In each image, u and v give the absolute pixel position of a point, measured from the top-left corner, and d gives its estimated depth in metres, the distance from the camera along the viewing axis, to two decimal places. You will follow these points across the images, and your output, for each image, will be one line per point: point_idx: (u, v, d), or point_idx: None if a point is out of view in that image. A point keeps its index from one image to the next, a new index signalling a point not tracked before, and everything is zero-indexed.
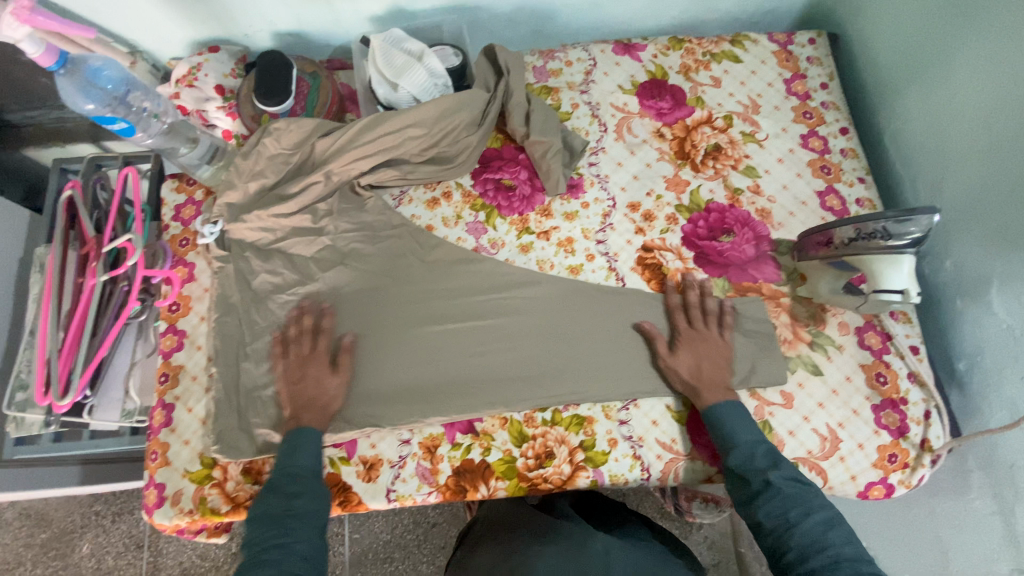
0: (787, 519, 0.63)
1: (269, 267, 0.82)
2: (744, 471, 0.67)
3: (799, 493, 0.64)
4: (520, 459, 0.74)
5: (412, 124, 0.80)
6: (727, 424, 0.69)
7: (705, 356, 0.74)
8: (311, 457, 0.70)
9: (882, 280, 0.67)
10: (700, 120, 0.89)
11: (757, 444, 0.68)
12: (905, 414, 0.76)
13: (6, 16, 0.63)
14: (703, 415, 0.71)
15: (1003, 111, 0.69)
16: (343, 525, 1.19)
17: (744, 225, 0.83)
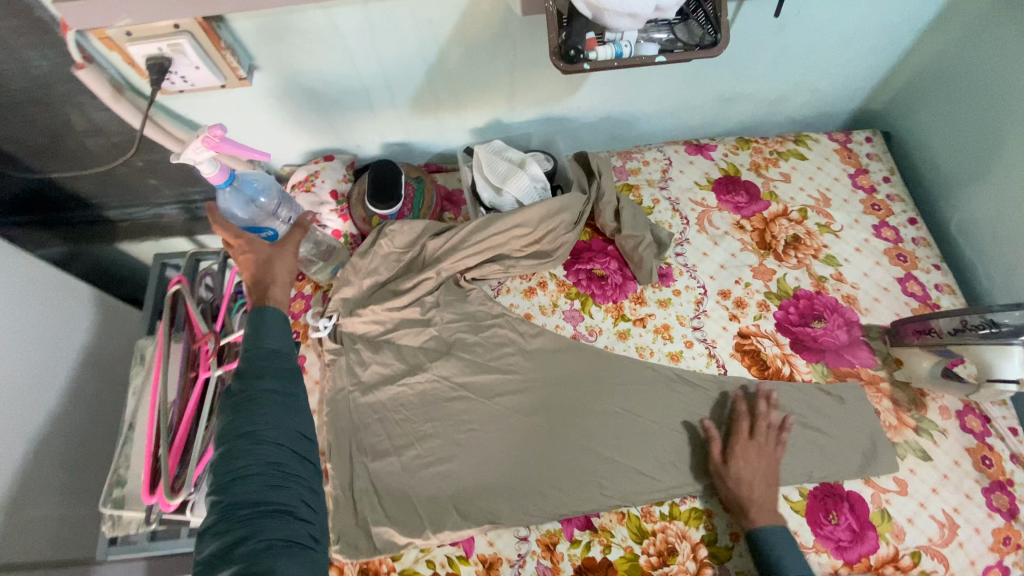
0: None
1: (380, 358, 0.85)
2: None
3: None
4: (642, 557, 0.73)
5: (518, 223, 0.86)
6: (778, 550, 0.68)
7: (762, 473, 0.73)
8: (278, 338, 0.65)
9: (996, 369, 0.69)
10: (776, 212, 0.96)
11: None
12: (1014, 495, 0.76)
13: (196, 142, 0.66)
14: (746, 536, 0.71)
15: None
16: None
17: (834, 310, 0.87)
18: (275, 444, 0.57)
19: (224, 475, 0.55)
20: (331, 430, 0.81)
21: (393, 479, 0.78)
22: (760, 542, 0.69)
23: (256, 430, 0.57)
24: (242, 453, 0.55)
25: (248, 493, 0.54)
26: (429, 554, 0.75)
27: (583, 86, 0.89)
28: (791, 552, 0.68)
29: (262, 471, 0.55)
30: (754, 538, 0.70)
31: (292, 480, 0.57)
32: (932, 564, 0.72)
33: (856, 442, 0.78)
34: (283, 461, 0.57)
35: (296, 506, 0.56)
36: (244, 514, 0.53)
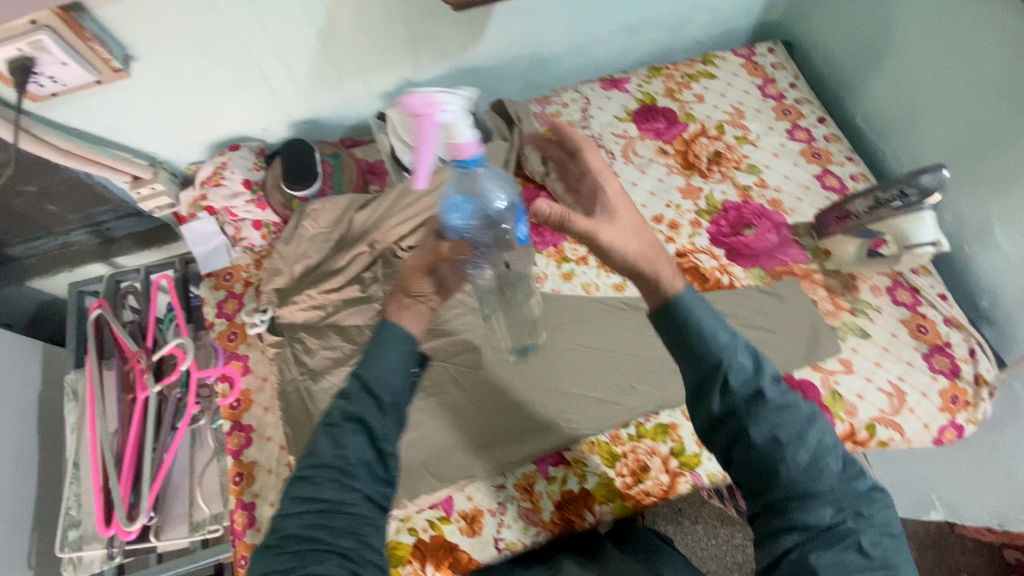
0: (782, 437, 0.51)
1: (327, 342, 0.83)
2: (727, 378, 0.53)
3: (788, 412, 0.52)
4: (617, 479, 0.75)
5: (444, 181, 0.84)
6: (698, 317, 0.55)
7: (634, 226, 0.59)
8: (395, 354, 0.63)
9: (911, 235, 0.74)
10: (695, 132, 0.97)
11: (739, 345, 0.55)
12: (953, 355, 0.80)
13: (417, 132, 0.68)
14: (663, 309, 0.57)
15: (964, 75, 0.79)
16: None
17: (762, 216, 0.90)
18: (346, 478, 0.55)
19: (292, 503, 0.54)
20: (288, 424, 0.79)
21: None
22: (675, 311, 0.56)
23: (334, 463, 0.55)
24: (304, 489, 0.54)
25: (302, 526, 0.52)
26: (409, 522, 0.74)
27: (485, 33, 0.88)
28: (714, 318, 0.56)
29: (319, 507, 0.53)
30: (670, 306, 0.56)
31: (343, 518, 0.53)
32: (889, 433, 0.77)
33: (800, 334, 0.81)
34: (345, 500, 0.54)
35: (354, 548, 0.52)
36: (296, 548, 0.51)
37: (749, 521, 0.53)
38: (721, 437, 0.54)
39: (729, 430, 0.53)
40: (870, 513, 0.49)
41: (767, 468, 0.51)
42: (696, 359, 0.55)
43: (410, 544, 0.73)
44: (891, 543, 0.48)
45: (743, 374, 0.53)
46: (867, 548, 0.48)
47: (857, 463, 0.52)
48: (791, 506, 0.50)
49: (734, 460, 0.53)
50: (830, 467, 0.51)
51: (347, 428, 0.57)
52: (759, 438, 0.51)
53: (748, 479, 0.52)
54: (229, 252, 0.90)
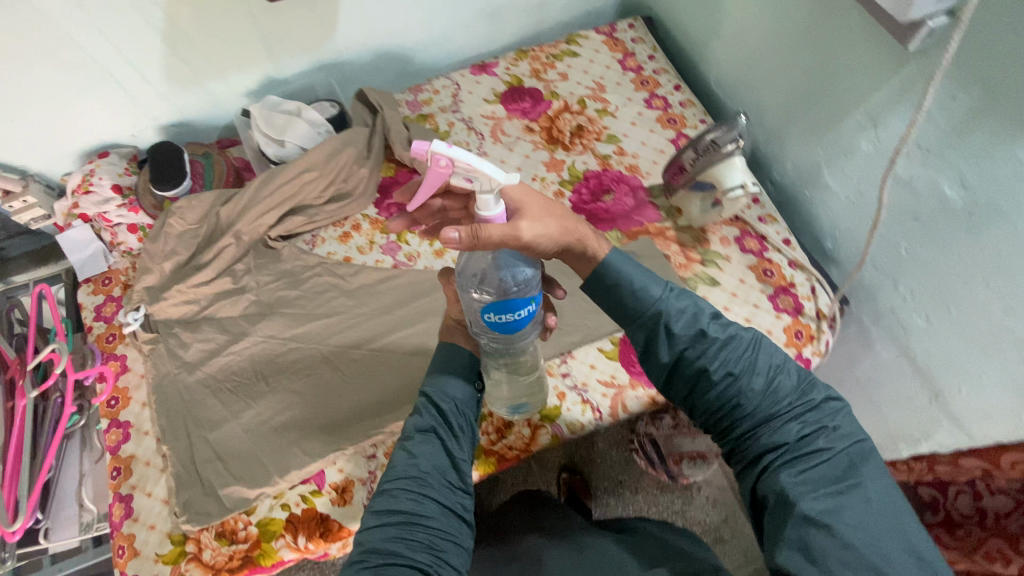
0: (733, 368, 0.54)
1: (201, 335, 0.85)
2: (671, 328, 0.56)
3: (732, 343, 0.55)
4: (483, 438, 0.79)
5: (305, 169, 0.87)
6: (630, 275, 0.58)
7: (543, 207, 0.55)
8: (460, 380, 0.65)
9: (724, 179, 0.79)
10: (559, 109, 1.02)
11: (671, 291, 0.58)
12: (797, 295, 0.85)
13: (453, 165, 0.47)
14: (592, 279, 0.59)
15: (779, 29, 0.83)
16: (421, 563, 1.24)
17: (620, 182, 0.95)
18: (422, 487, 0.56)
19: (373, 516, 0.55)
20: (162, 415, 0.80)
21: (235, 443, 0.79)
22: (607, 274, 0.58)
23: (411, 472, 0.57)
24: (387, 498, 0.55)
25: (384, 539, 0.53)
26: (283, 498, 0.76)
27: (337, 27, 0.93)
28: (642, 272, 0.58)
29: (398, 521, 0.54)
30: (601, 274, 0.58)
31: (422, 532, 0.54)
32: None
33: None
34: (423, 513, 0.55)
35: (430, 564, 0.52)
36: (378, 560, 0.52)
37: (721, 446, 0.57)
38: (680, 382, 0.57)
39: (683, 374, 0.56)
40: (823, 414, 0.53)
41: (725, 398, 0.54)
42: (640, 316, 0.57)
43: (282, 518, 0.75)
44: (845, 438, 0.52)
45: (684, 320, 0.56)
46: (823, 446, 0.51)
47: (803, 373, 0.56)
48: (752, 424, 0.54)
49: (696, 399, 0.56)
50: (779, 383, 0.54)
51: (418, 440, 0.60)
52: (714, 373, 0.54)
53: (716, 415, 0.56)
54: (108, 256, 0.93)
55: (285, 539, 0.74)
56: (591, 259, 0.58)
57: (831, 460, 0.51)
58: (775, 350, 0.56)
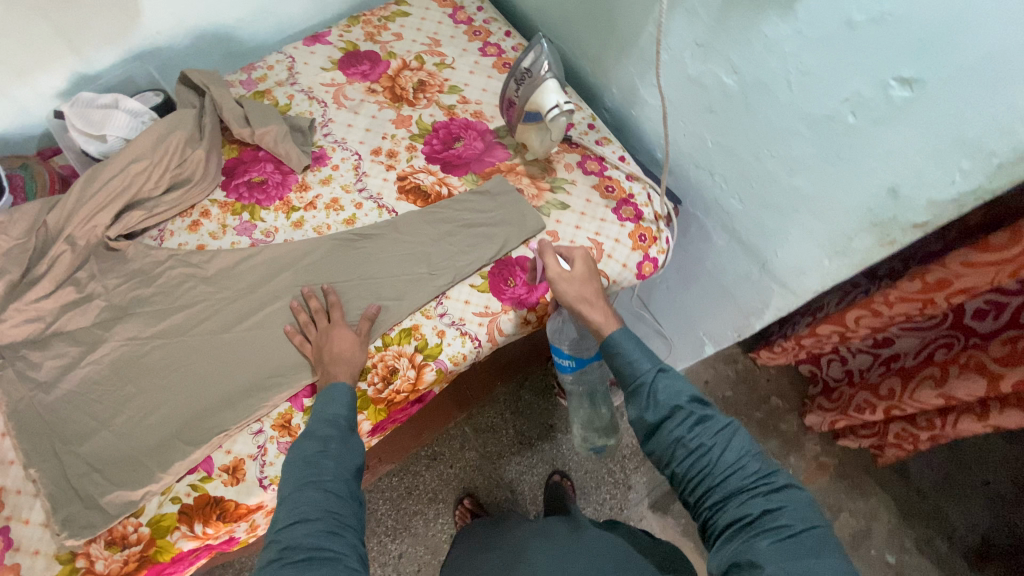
0: (706, 444, 0.66)
1: (51, 352, 0.80)
2: (654, 398, 0.70)
3: (707, 419, 0.67)
4: (370, 388, 0.82)
5: (133, 160, 0.84)
6: (628, 351, 0.73)
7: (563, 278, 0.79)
8: (343, 406, 0.73)
9: (541, 102, 0.84)
10: (398, 68, 1.04)
11: (659, 371, 0.72)
12: (636, 204, 0.93)
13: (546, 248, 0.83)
14: (603, 345, 0.76)
15: None
16: (380, 502, 1.50)
17: (468, 128, 0.98)
18: (333, 492, 0.64)
19: (288, 519, 0.61)
20: (23, 440, 0.76)
21: (108, 450, 0.76)
22: (611, 349, 0.75)
23: (321, 480, 0.65)
24: (307, 500, 0.63)
25: (306, 535, 0.60)
26: (172, 492, 0.75)
27: (141, 10, 0.90)
28: (640, 351, 0.73)
29: (321, 518, 0.61)
30: (605, 345, 0.75)
31: (343, 529, 0.62)
32: None
33: (513, 217, 0.91)
34: (339, 512, 0.63)
35: (347, 554, 0.60)
36: (302, 553, 0.58)
37: (699, 517, 0.67)
38: (658, 444, 0.69)
39: (663, 436, 0.68)
40: (784, 497, 0.62)
41: (700, 467, 0.65)
42: (629, 385, 0.72)
43: (174, 512, 0.74)
44: (804, 521, 0.61)
45: (668, 393, 0.69)
46: (783, 522, 0.60)
47: (772, 464, 0.66)
48: (721, 495, 0.64)
49: (673, 464, 0.67)
50: (747, 463, 0.65)
51: (334, 454, 0.68)
52: (690, 447, 0.66)
53: (689, 483, 0.66)
54: None
55: (181, 531, 0.73)
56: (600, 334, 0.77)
57: (791, 537, 0.59)
58: (748, 438, 0.67)
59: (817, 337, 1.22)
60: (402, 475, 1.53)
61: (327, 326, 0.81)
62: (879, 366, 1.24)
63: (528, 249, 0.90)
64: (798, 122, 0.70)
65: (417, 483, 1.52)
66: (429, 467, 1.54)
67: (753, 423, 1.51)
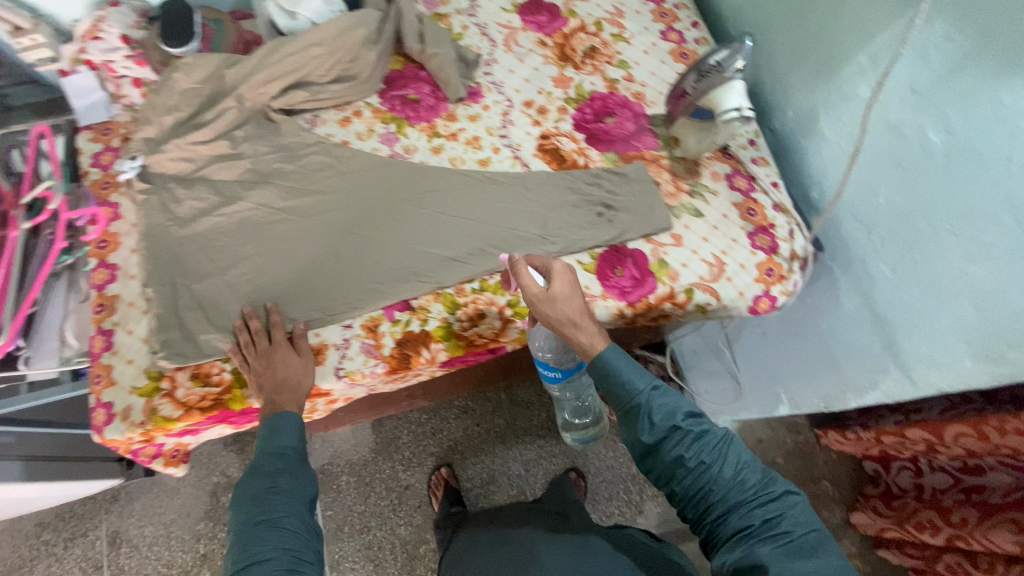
0: (706, 460, 0.67)
1: (194, 193, 0.87)
2: (650, 418, 0.69)
3: (703, 436, 0.68)
4: (456, 323, 0.84)
5: (313, 44, 0.88)
6: (618, 371, 0.72)
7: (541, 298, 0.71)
8: (294, 437, 0.73)
9: (719, 101, 0.79)
10: (575, 28, 1.02)
11: (654, 389, 0.71)
12: (775, 236, 0.88)
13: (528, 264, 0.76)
14: (594, 367, 0.72)
15: None
16: (404, 431, 1.56)
17: (624, 107, 0.96)
18: (286, 529, 0.65)
19: (242, 560, 0.63)
20: (149, 262, 0.83)
21: (217, 295, 0.83)
22: (601, 370, 0.73)
23: (274, 517, 0.65)
24: (258, 540, 0.64)
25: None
26: None
27: None
28: (632, 368, 0.72)
29: (276, 556, 0.63)
30: (595, 365, 0.73)
31: (302, 564, 0.64)
32: (705, 297, 0.84)
33: (644, 208, 0.88)
34: (295, 546, 0.65)
35: None
36: None
37: (701, 528, 0.69)
38: (658, 464, 0.70)
39: (663, 456, 0.69)
40: (781, 504, 0.66)
41: (699, 484, 0.67)
42: (624, 406, 0.71)
43: None
44: (803, 524, 0.65)
45: (663, 412, 0.70)
46: (783, 526, 0.64)
47: (765, 469, 0.69)
48: (723, 508, 0.66)
49: (674, 482, 0.69)
50: (745, 474, 0.68)
51: (281, 490, 0.68)
52: (691, 463, 0.67)
53: (689, 497, 0.68)
54: (109, 109, 0.95)
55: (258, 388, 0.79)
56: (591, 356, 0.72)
57: (792, 542, 0.63)
58: (742, 447, 0.70)
59: (901, 438, 1.13)
60: (431, 415, 1.57)
61: (267, 348, 0.78)
62: (956, 492, 1.14)
63: (647, 247, 0.86)
64: (1002, 207, 0.64)
65: (442, 427, 1.56)
66: (458, 417, 1.57)
67: None
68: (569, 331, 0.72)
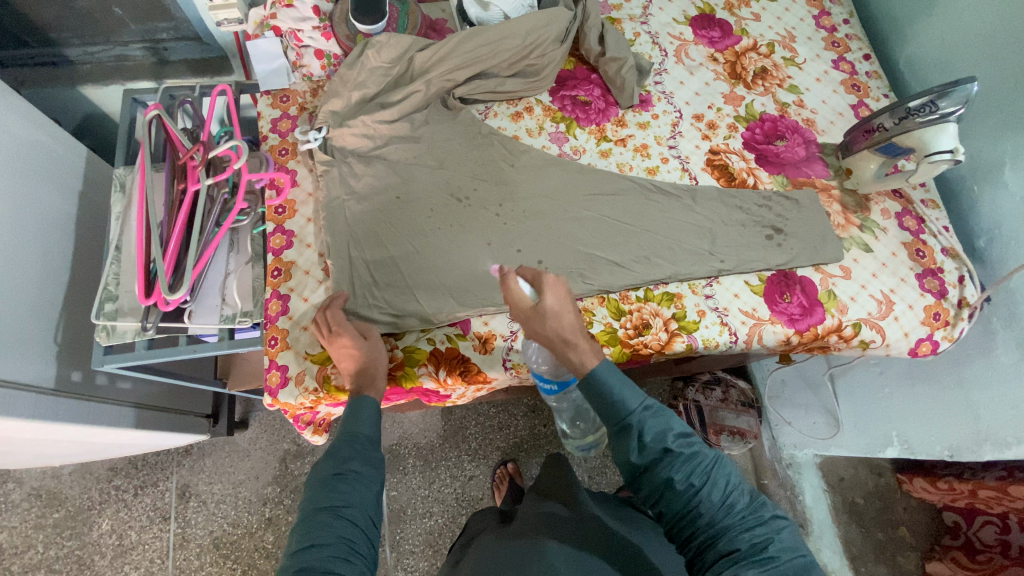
0: (695, 485, 0.63)
1: (372, 170, 0.88)
2: (641, 438, 0.65)
3: (695, 458, 0.64)
4: (620, 330, 0.83)
5: (505, 37, 0.89)
6: (612, 389, 0.67)
7: (536, 313, 0.69)
8: (372, 426, 0.70)
9: (930, 144, 0.79)
10: (747, 47, 1.01)
11: (647, 407, 0.67)
12: (943, 280, 0.88)
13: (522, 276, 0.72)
14: (587, 386, 0.69)
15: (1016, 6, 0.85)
16: (472, 423, 1.54)
17: (795, 132, 0.95)
18: (349, 519, 0.62)
19: (301, 540, 0.60)
20: (327, 233, 0.85)
21: (391, 273, 0.83)
22: (593, 385, 0.68)
23: (337, 505, 0.62)
24: (321, 524, 0.61)
25: (319, 560, 0.58)
26: (429, 334, 0.82)
27: None
28: (626, 385, 0.67)
29: (336, 543, 0.60)
30: (588, 380, 0.69)
31: (358, 557, 0.61)
32: (871, 334, 0.84)
33: (816, 235, 0.87)
34: (353, 537, 0.61)
35: None
36: None
37: (686, 552, 0.65)
38: (647, 486, 0.65)
39: (652, 478, 0.65)
40: (769, 528, 0.62)
41: (687, 508, 0.63)
42: (615, 424, 0.67)
43: (427, 350, 0.81)
44: (790, 552, 0.61)
45: (655, 433, 0.65)
46: (770, 555, 0.60)
47: (755, 493, 0.65)
48: (710, 533, 0.62)
49: (661, 504, 0.65)
50: (736, 500, 0.63)
51: (351, 476, 0.64)
52: (681, 487, 0.63)
53: (677, 520, 0.64)
54: (289, 75, 0.96)
55: (427, 368, 0.81)
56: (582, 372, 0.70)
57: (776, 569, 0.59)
58: (733, 470, 0.65)
59: (999, 494, 1.05)
60: (500, 410, 1.56)
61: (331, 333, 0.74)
62: None
63: (816, 276, 0.86)
64: None
65: (509, 423, 1.54)
66: (526, 415, 1.56)
67: (869, 540, 1.39)
68: (562, 347, 0.70)
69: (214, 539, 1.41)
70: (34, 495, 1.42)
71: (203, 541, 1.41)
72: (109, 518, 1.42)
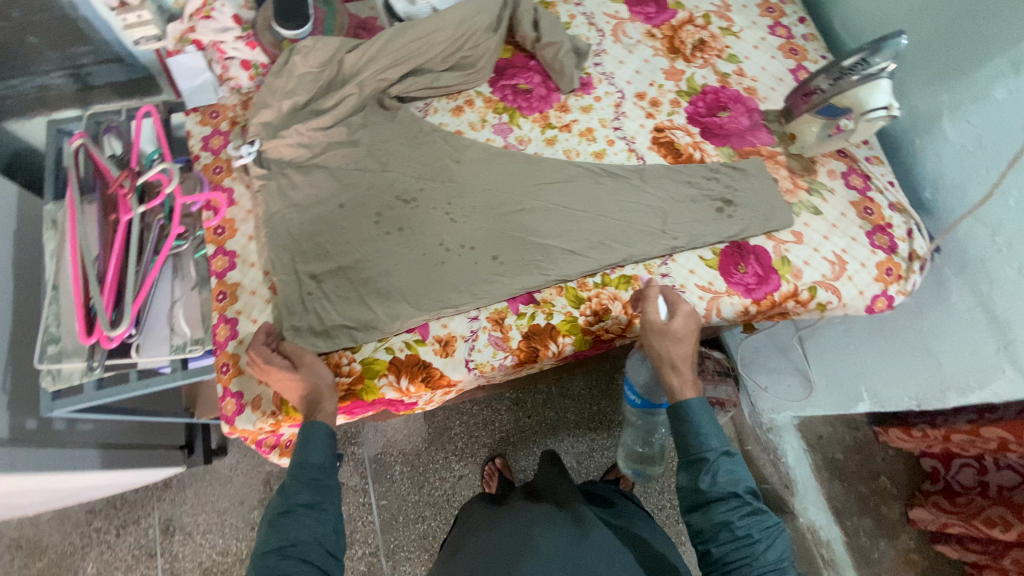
0: (751, 537, 0.65)
1: (312, 180, 0.85)
2: (714, 475, 0.68)
3: (760, 513, 0.67)
4: (580, 317, 0.83)
5: (434, 31, 0.88)
6: (698, 424, 0.71)
7: (658, 334, 0.74)
8: (320, 454, 0.67)
9: (865, 102, 0.79)
10: (683, 20, 1.01)
11: (725, 454, 0.70)
12: (893, 235, 0.89)
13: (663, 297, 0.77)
14: (673, 409, 0.73)
15: None
16: (455, 422, 1.53)
17: (737, 101, 0.95)
18: (298, 558, 0.61)
19: None
20: (273, 251, 0.82)
21: (341, 285, 0.81)
22: (683, 412, 0.72)
23: (284, 546, 0.61)
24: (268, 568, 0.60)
25: None
26: (387, 342, 0.80)
27: None
28: (712, 427, 0.71)
29: None
30: (678, 407, 0.72)
31: None
32: (827, 296, 0.85)
33: (766, 203, 0.88)
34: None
35: None
36: None
37: None
38: (701, 519, 0.68)
39: (710, 514, 0.67)
40: None
41: (739, 555, 0.65)
42: (691, 454, 0.70)
43: (386, 360, 0.79)
44: None
45: (728, 476, 0.68)
46: None
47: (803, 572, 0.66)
48: None
49: (711, 542, 0.66)
50: (783, 566, 0.65)
51: (298, 513, 0.63)
52: (737, 533, 0.65)
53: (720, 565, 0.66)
54: (217, 90, 0.94)
55: (387, 379, 0.79)
56: (673, 395, 0.74)
57: None
58: (785, 543, 0.67)
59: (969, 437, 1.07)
60: (483, 406, 1.54)
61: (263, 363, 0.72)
62: None
63: (769, 244, 0.86)
64: None
65: (493, 419, 1.53)
66: (509, 408, 1.55)
67: (852, 495, 1.42)
68: (665, 369, 0.75)
69: (204, 570, 1.38)
70: (11, 548, 1.37)
71: (193, 573, 1.38)
72: (93, 561, 1.38)
